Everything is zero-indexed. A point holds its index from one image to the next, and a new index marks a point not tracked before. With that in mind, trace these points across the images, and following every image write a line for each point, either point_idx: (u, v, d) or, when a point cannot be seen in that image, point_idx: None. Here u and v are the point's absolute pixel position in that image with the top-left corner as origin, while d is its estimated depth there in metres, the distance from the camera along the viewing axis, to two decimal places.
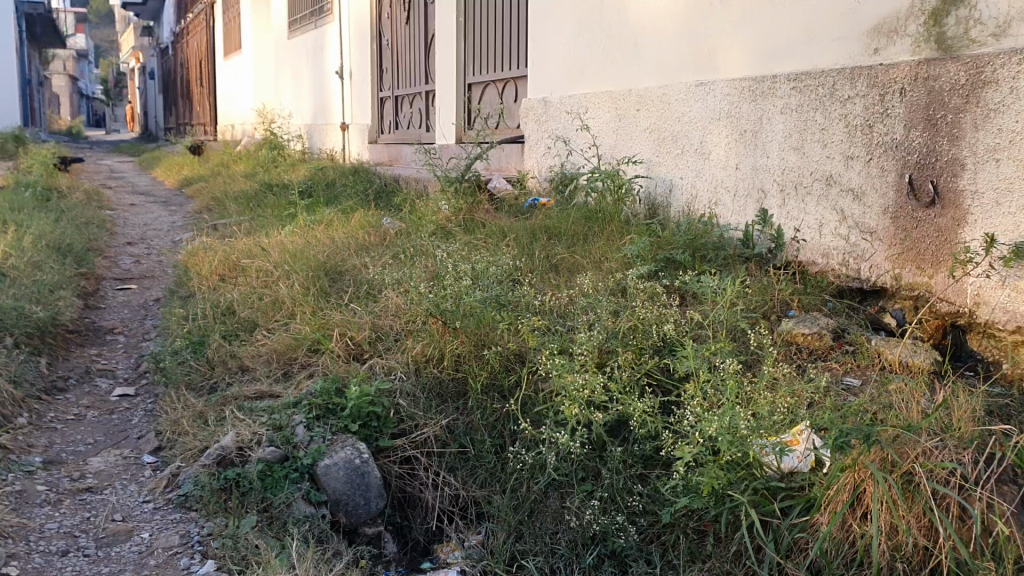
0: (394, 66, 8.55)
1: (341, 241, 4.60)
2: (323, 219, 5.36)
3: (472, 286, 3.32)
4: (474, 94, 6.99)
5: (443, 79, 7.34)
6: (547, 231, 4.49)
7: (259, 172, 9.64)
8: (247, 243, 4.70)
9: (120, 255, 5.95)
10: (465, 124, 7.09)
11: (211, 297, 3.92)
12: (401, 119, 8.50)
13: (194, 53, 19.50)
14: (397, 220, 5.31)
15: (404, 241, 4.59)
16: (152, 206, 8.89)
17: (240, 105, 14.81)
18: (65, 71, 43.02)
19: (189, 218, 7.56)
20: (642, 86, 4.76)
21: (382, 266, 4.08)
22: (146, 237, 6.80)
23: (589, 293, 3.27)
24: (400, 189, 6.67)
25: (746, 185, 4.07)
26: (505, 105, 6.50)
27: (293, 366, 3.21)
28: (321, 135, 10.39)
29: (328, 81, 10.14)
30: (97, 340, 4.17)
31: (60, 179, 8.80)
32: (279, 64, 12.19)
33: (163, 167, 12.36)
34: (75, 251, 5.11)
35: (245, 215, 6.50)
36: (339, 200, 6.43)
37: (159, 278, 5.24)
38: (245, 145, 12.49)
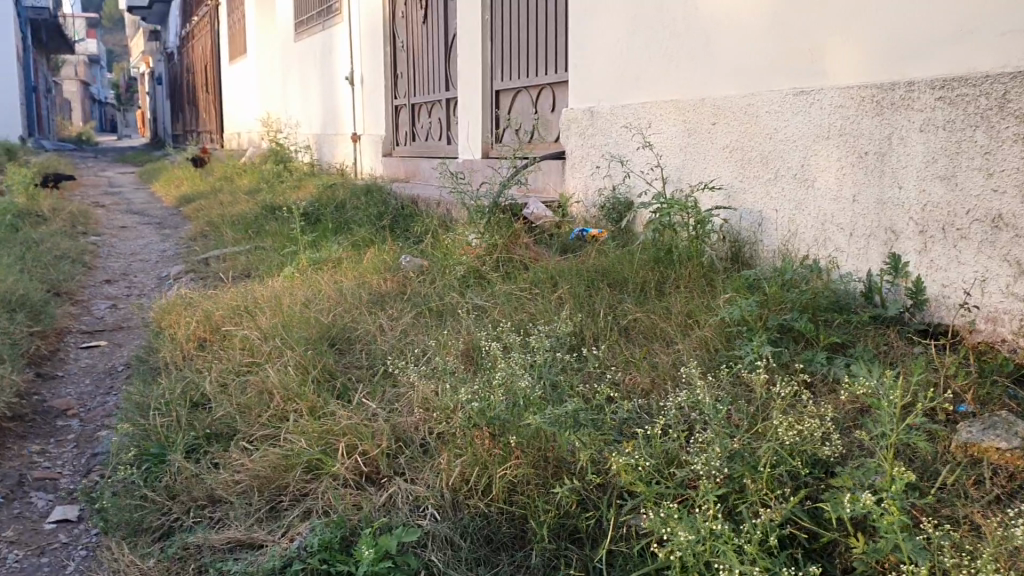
0: (410, 70, 7.66)
1: (350, 291, 3.72)
2: (331, 259, 4.50)
3: (527, 378, 2.44)
4: (502, 103, 6.11)
5: (466, 85, 6.45)
6: (606, 278, 3.61)
7: (264, 189, 8.80)
8: (238, 295, 3.84)
9: (96, 299, 5.12)
10: (493, 137, 6.19)
11: (183, 379, 3.04)
12: (418, 131, 7.63)
13: (200, 56, 18.66)
14: (421, 260, 4.45)
15: (430, 292, 3.71)
16: (145, 230, 8.07)
17: (245, 114, 14.00)
18: (75, 77, 42.51)
19: (182, 247, 6.73)
20: (719, 93, 3.86)
21: (405, 334, 3.20)
22: (130, 273, 5.97)
23: (691, 388, 2.39)
24: (421, 215, 5.79)
25: (869, 222, 3.18)
26: (541, 115, 5.62)
27: (282, 498, 2.32)
28: (331, 146, 9.55)
29: (337, 87, 9.28)
30: (45, 428, 3.32)
31: (43, 202, 7.99)
32: (286, 69, 11.35)
33: (164, 181, 11.55)
34: (33, 303, 4.27)
35: (241, 248, 5.66)
36: (349, 230, 5.58)
37: (135, 334, 4.40)
38: (251, 156, 11.64)
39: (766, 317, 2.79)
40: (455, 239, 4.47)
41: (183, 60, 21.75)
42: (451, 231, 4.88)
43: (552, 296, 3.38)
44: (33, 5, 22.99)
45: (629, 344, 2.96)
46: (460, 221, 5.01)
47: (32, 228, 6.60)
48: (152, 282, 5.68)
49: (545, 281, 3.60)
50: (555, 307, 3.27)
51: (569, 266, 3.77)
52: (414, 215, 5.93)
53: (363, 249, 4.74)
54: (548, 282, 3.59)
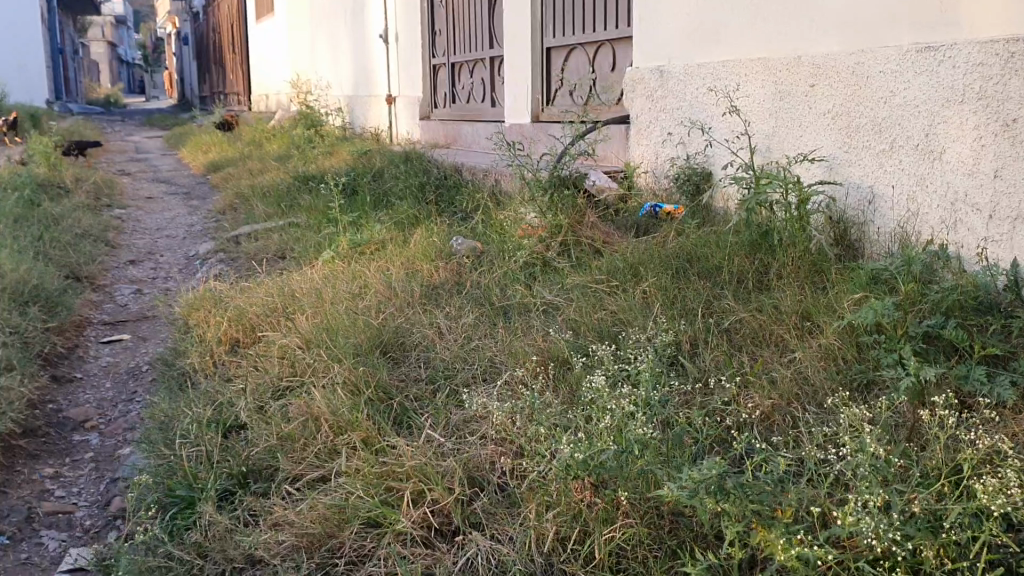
0: (449, 27, 7.16)
1: (400, 283, 3.29)
2: (376, 243, 4.06)
3: (635, 415, 2.00)
4: (554, 62, 5.62)
5: (513, 42, 5.95)
6: (692, 266, 3.15)
7: (295, 156, 8.36)
8: (274, 288, 3.41)
9: (119, 284, 4.72)
10: (544, 100, 5.71)
11: (216, 398, 2.63)
12: (458, 92, 7.15)
13: (225, 15, 18.18)
14: (476, 244, 4.00)
15: (493, 283, 3.27)
16: (172, 201, 7.67)
17: (273, 74, 13.55)
18: (102, 38, 42.21)
19: (211, 222, 6.31)
20: (819, 49, 3.34)
21: (469, 338, 2.76)
22: (156, 252, 5.56)
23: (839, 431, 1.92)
24: (469, 188, 5.34)
25: (1016, 202, 2.68)
26: (600, 75, 5.14)
27: (335, 562, 1.88)
28: (364, 109, 9.09)
29: (370, 45, 8.80)
30: (60, 446, 2.92)
31: (65, 172, 7.60)
32: (314, 27, 10.87)
33: (191, 146, 11.15)
34: (49, 294, 3.87)
35: (275, 226, 5.24)
36: (391, 207, 5.13)
37: (161, 326, 3.99)
38: (280, 119, 11.21)
39: (909, 323, 2.31)
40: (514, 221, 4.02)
41: (208, 19, 21.25)
42: (507, 209, 4.43)
43: (636, 291, 2.93)
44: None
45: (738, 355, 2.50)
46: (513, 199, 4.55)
47: (53, 203, 6.21)
48: (179, 263, 5.26)
49: (624, 270, 3.14)
50: (643, 307, 2.82)
51: (650, 253, 3.30)
52: (460, 188, 5.48)
53: (409, 230, 4.29)
54: (628, 272, 3.13)
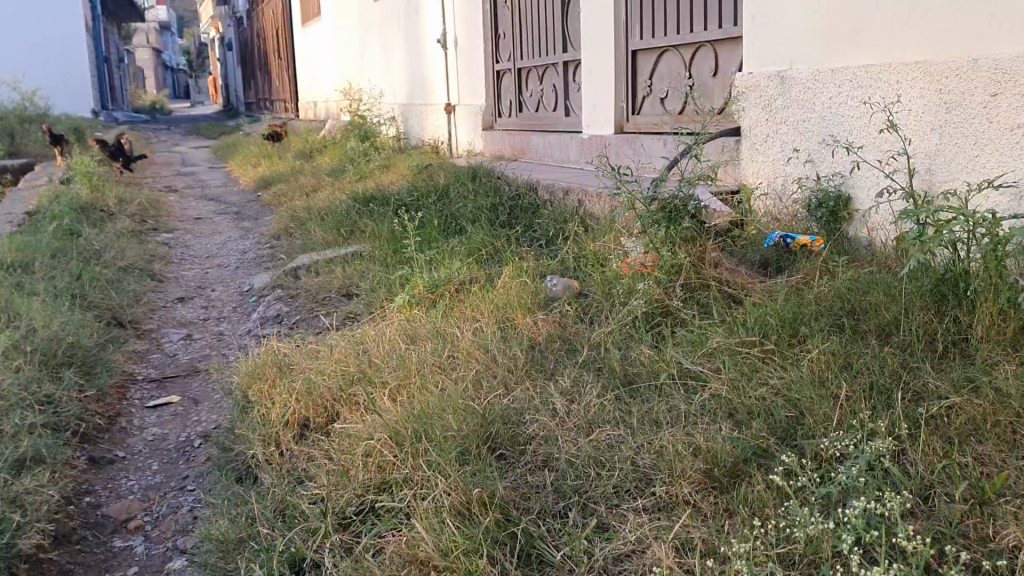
0: (515, 30, 6.61)
1: (501, 342, 2.73)
2: (459, 287, 3.50)
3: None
4: (642, 65, 5.05)
5: (592, 45, 5.39)
6: (860, 320, 2.57)
7: (350, 171, 7.86)
8: (349, 349, 2.87)
9: (166, 328, 4.22)
10: (629, 109, 5.15)
11: (290, 511, 2.09)
12: (526, 100, 6.61)
13: (269, 22, 17.84)
14: (576, 285, 3.44)
15: (614, 342, 2.69)
16: (221, 223, 7.19)
17: (320, 82, 13.12)
18: (147, 46, 42.35)
19: (265, 250, 5.81)
20: (1005, 50, 2.71)
21: (601, 424, 2.20)
22: (206, 285, 5.07)
23: None
24: (551, 211, 4.77)
25: None
26: (699, 81, 4.56)
27: None
28: (420, 118, 8.59)
29: (425, 50, 8.30)
30: (97, 557, 2.40)
31: (108, 193, 7.15)
32: (364, 32, 10.41)
33: (239, 159, 10.71)
34: (87, 351, 3.37)
35: (337, 259, 4.71)
36: (465, 235, 4.60)
37: (214, 385, 3.47)
38: (330, 129, 10.75)
39: None
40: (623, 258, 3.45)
41: (252, 25, 20.94)
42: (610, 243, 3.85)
43: (804, 363, 2.34)
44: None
45: (968, 454, 1.90)
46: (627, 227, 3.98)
47: (96, 231, 5.76)
48: (232, 299, 4.76)
49: (779, 330, 2.56)
50: (822, 387, 2.23)
51: (806, 305, 2.71)
52: (539, 209, 4.91)
53: (494, 268, 3.73)
54: (786, 332, 2.55)
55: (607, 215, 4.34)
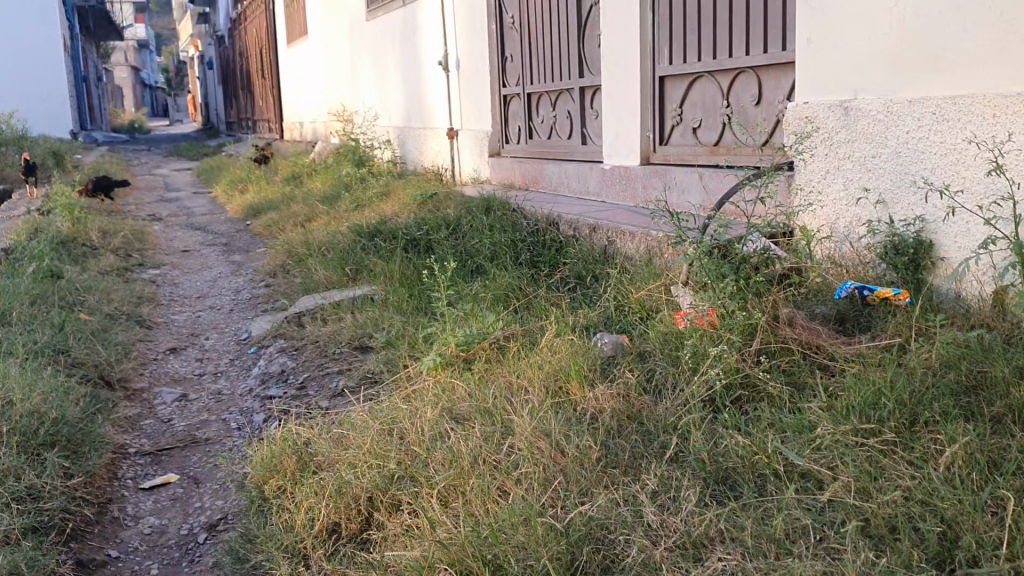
0: (524, 52, 6.26)
1: (564, 424, 2.33)
2: (497, 347, 3.10)
3: None
4: (669, 91, 4.69)
5: (613, 69, 5.04)
6: (989, 397, 2.22)
7: (345, 198, 7.46)
8: (381, 432, 2.46)
9: (158, 386, 3.79)
10: (656, 138, 4.78)
11: None
12: (537, 125, 6.25)
13: (253, 39, 17.44)
14: (628, 342, 3.05)
15: (697, 425, 2.31)
16: (211, 256, 6.75)
17: (308, 102, 12.73)
18: (124, 63, 41.80)
19: (261, 288, 5.39)
20: None
21: (709, 545, 1.83)
22: (199, 332, 4.64)
23: None
24: (578, 249, 4.39)
25: None
26: (737, 109, 4.20)
27: None
28: (418, 143, 8.21)
29: (424, 72, 7.93)
30: None
31: (90, 225, 6.70)
32: (356, 52, 10.03)
33: (225, 184, 10.28)
34: (72, 423, 2.94)
35: (346, 304, 4.30)
36: (487, 279, 4.21)
37: (218, 461, 3.05)
38: (321, 152, 10.35)
39: None
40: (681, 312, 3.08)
41: (234, 43, 20.52)
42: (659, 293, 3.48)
43: (943, 461, 1.96)
44: None
45: None
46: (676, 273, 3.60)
47: (77, 270, 5.32)
48: (229, 349, 4.34)
49: (896, 414, 2.18)
50: (973, 494, 1.86)
51: (916, 378, 2.34)
52: (565, 248, 4.55)
53: (531, 321, 3.34)
54: (903, 416, 2.17)
55: (649, 257, 3.97)
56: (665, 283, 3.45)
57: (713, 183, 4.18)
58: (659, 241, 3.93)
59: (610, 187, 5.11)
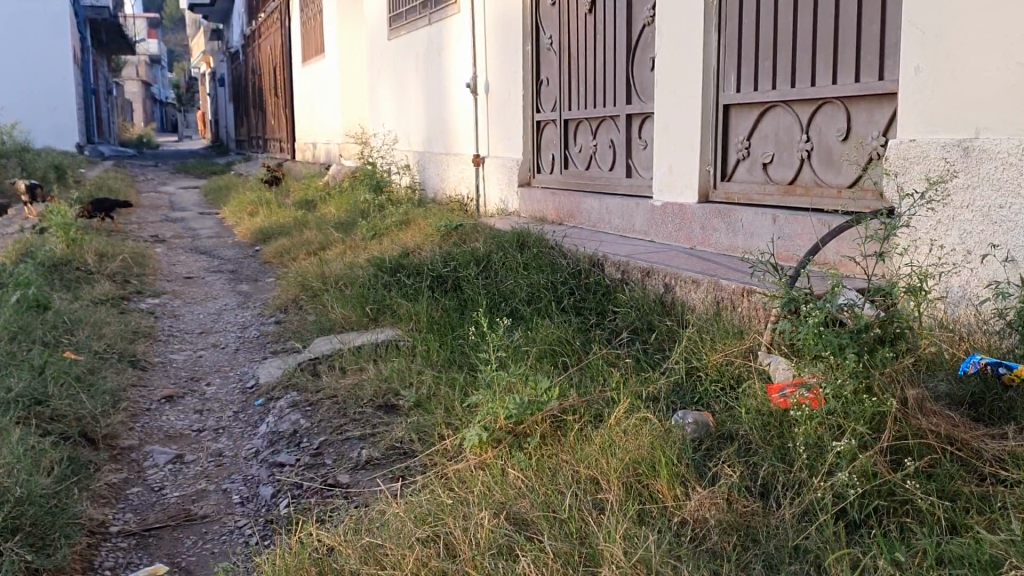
0: (562, 76, 5.80)
1: (662, 546, 1.82)
2: (556, 419, 2.59)
3: None
4: (735, 122, 4.23)
5: (669, 96, 4.57)
6: None
7: (361, 226, 6.97)
8: (425, 542, 1.95)
9: (150, 444, 3.28)
10: (718, 174, 4.31)
11: None
12: (574, 155, 5.77)
13: (266, 57, 17.08)
14: (712, 420, 2.54)
15: (835, 552, 1.80)
16: (216, 285, 6.25)
17: (322, 123, 12.28)
18: (135, 77, 41.60)
19: (269, 325, 4.88)
20: None
21: None
22: (199, 376, 4.13)
23: None
24: (630, 296, 3.89)
25: None
26: (819, 143, 3.73)
27: None
28: (440, 169, 7.74)
29: (449, 94, 7.48)
30: None
31: (86, 247, 6.20)
32: (375, 72, 9.60)
33: (233, 205, 9.80)
34: (40, 501, 2.43)
35: (367, 350, 3.79)
36: (529, 329, 3.71)
37: (215, 548, 2.53)
38: (335, 175, 9.88)
39: None
40: (791, 391, 2.50)
41: (247, 61, 20.19)
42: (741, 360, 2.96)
43: None
44: (92, 4, 21.72)
45: None
46: (759, 334, 3.09)
47: (68, 300, 4.81)
48: (232, 397, 3.82)
49: None
50: None
51: None
52: (614, 294, 4.04)
53: (591, 387, 2.83)
54: None
55: (718, 313, 3.47)
56: (749, 352, 2.94)
57: (789, 228, 3.71)
58: (730, 294, 3.43)
59: (660, 226, 4.64)
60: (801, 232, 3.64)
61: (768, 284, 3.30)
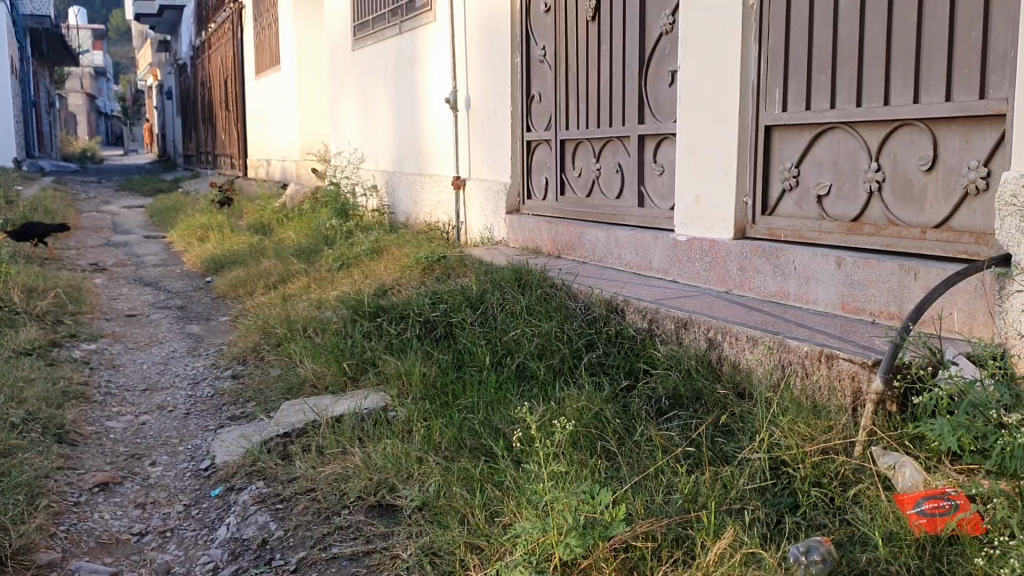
0: (556, 92, 5.16)
1: None
2: (625, 551, 1.95)
3: None
4: (777, 147, 3.61)
5: (695, 116, 3.95)
6: None
7: (327, 256, 6.27)
8: None
9: (75, 559, 2.54)
10: (757, 208, 3.69)
11: None
12: (572, 180, 5.13)
13: (217, 69, 16.29)
14: (834, 551, 1.93)
15: None
16: (163, 326, 5.48)
17: (277, 139, 11.54)
18: (78, 90, 40.35)
19: (226, 381, 4.16)
20: None
21: None
22: (142, 450, 3.39)
23: None
24: (667, 354, 3.26)
25: None
26: (893, 174, 3.13)
27: None
28: (412, 192, 7.07)
29: (423, 109, 6.81)
30: None
31: (12, 281, 5.41)
32: (336, 85, 8.91)
33: (182, 228, 9.01)
34: None
35: (350, 423, 3.09)
36: (552, 399, 3.05)
37: None
38: (294, 195, 9.15)
39: None
40: (934, 509, 1.97)
41: (197, 74, 19.33)
42: (840, 454, 2.34)
43: None
44: (31, 13, 20.72)
45: None
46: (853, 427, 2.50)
47: None
48: (183, 481, 3.10)
49: None
50: None
51: None
52: (646, 351, 3.40)
53: (657, 497, 2.19)
54: None
55: (785, 381, 2.84)
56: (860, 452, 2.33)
57: (859, 274, 3.12)
58: (801, 358, 2.81)
59: (686, 264, 4.01)
60: (877, 279, 3.05)
61: (855, 349, 2.69)
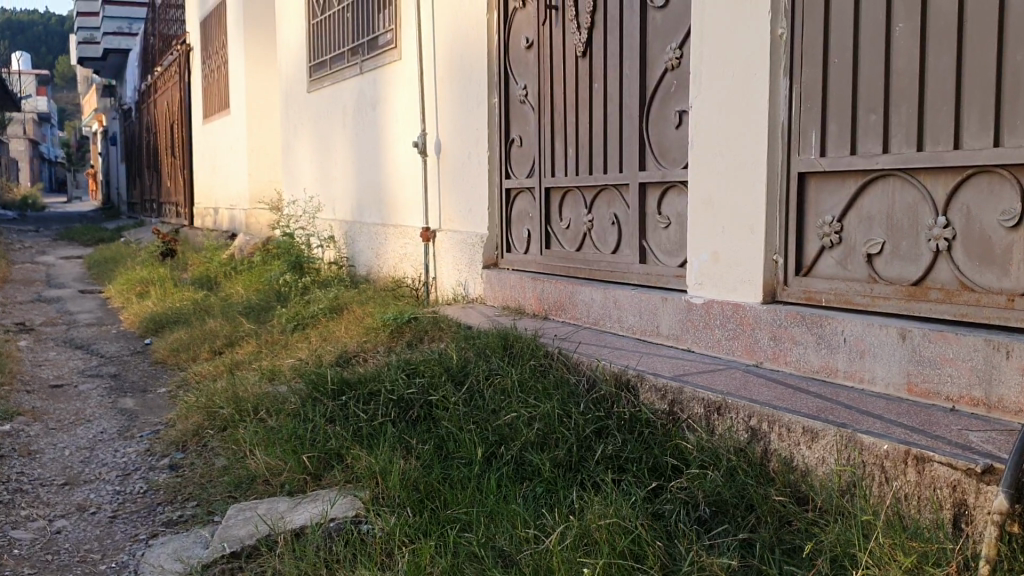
0: (540, 135, 4.65)
1: None
2: None
3: None
4: (813, 198, 3.10)
5: (711, 161, 3.44)
6: None
7: (280, 314, 5.66)
8: None
9: None
10: (791, 268, 3.17)
11: None
12: (558, 232, 4.60)
13: (164, 114, 15.63)
14: None
15: None
16: (93, 399, 4.80)
17: (226, 187, 10.91)
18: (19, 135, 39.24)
19: (163, 472, 3.51)
20: None
21: None
22: (51, 570, 2.72)
23: None
24: (701, 448, 2.70)
25: None
26: (966, 230, 2.63)
27: None
28: (375, 242, 6.50)
29: (387, 154, 6.26)
30: None
31: None
32: (290, 129, 8.34)
33: (121, 281, 8.31)
34: None
35: (315, 542, 2.47)
36: (568, 506, 2.48)
37: None
38: (244, 246, 8.52)
39: None
40: None
41: (143, 119, 18.64)
42: None
43: None
44: None
45: None
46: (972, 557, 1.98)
47: None
48: None
49: None
50: None
51: None
52: (670, 440, 2.85)
53: None
54: None
55: (859, 487, 2.30)
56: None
57: (929, 349, 2.61)
58: (880, 460, 2.26)
59: (703, 331, 3.48)
60: (955, 357, 2.54)
61: (951, 449, 2.16)
